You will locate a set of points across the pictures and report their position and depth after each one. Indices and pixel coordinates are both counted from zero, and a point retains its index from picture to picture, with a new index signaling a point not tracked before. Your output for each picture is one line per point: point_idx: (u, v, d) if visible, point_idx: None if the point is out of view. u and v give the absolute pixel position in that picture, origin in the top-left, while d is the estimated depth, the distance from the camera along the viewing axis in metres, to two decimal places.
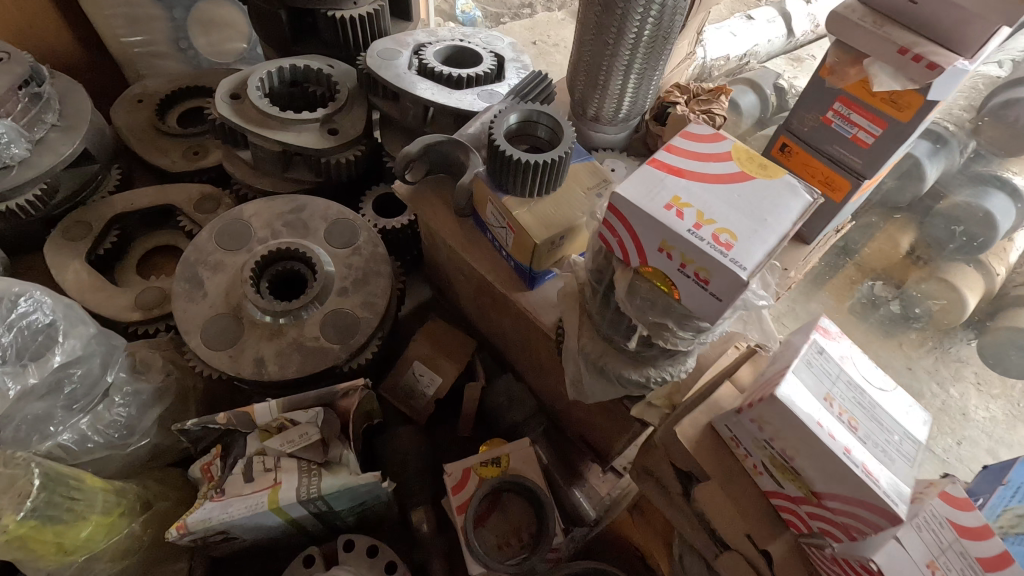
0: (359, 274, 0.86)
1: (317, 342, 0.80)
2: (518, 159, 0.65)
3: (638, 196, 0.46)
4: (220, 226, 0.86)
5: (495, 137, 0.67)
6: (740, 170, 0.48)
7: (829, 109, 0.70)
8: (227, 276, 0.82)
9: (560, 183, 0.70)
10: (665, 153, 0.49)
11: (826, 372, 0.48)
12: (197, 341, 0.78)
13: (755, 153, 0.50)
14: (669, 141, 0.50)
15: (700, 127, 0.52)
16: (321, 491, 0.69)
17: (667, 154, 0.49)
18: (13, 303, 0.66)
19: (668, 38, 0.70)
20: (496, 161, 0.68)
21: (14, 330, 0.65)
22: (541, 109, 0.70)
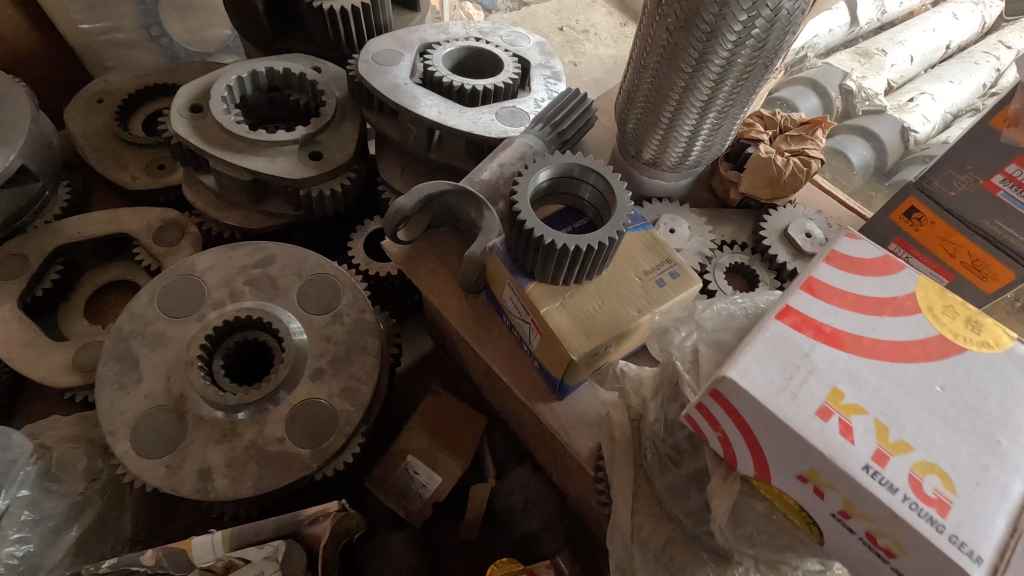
0: (340, 351, 0.68)
1: (282, 446, 0.62)
2: (551, 241, 0.46)
3: (768, 392, 0.27)
4: (166, 285, 0.68)
5: (518, 206, 0.47)
6: (931, 333, 0.30)
7: (997, 173, 0.49)
8: (170, 354, 0.64)
9: (606, 266, 0.50)
10: (804, 296, 0.30)
11: None
12: (126, 446, 0.60)
13: (945, 293, 0.31)
14: (808, 273, 0.31)
15: (848, 241, 0.33)
16: None
17: (811, 302, 0.30)
18: None
19: (770, 66, 0.49)
20: (518, 238, 0.48)
21: None
22: (584, 162, 0.50)
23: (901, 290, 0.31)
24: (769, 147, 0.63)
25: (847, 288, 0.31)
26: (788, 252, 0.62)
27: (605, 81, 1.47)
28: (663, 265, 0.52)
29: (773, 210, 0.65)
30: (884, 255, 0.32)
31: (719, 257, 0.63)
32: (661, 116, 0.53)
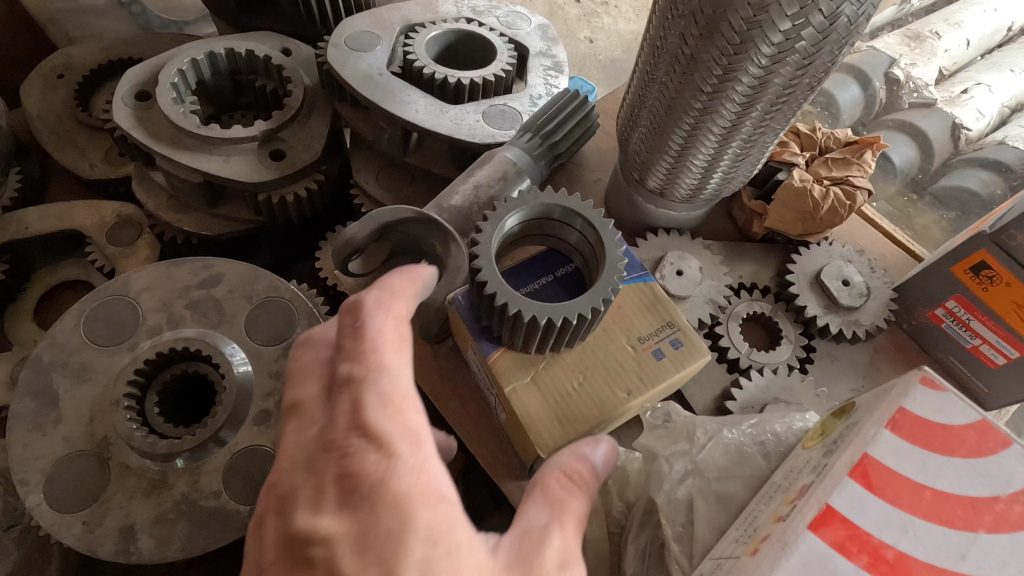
0: (290, 390, 0.59)
1: (217, 501, 0.54)
2: (518, 316, 0.37)
3: None
4: (93, 308, 0.60)
5: (478, 266, 0.38)
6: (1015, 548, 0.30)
7: None
8: (95, 391, 0.56)
9: (591, 333, 0.42)
10: (866, 485, 0.31)
11: None
12: (39, 498, 0.53)
13: None
14: (875, 457, 0.32)
15: (927, 413, 0.33)
16: None
17: (870, 497, 0.31)
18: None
19: (814, 89, 0.38)
20: (481, 303, 0.39)
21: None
22: (569, 207, 0.41)
23: (1003, 481, 0.31)
24: (805, 174, 0.52)
25: (920, 472, 0.32)
26: (818, 302, 0.52)
27: (621, 61, 1.33)
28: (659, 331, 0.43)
29: (805, 248, 0.55)
30: (970, 434, 0.32)
31: (735, 305, 0.53)
32: (672, 141, 0.43)
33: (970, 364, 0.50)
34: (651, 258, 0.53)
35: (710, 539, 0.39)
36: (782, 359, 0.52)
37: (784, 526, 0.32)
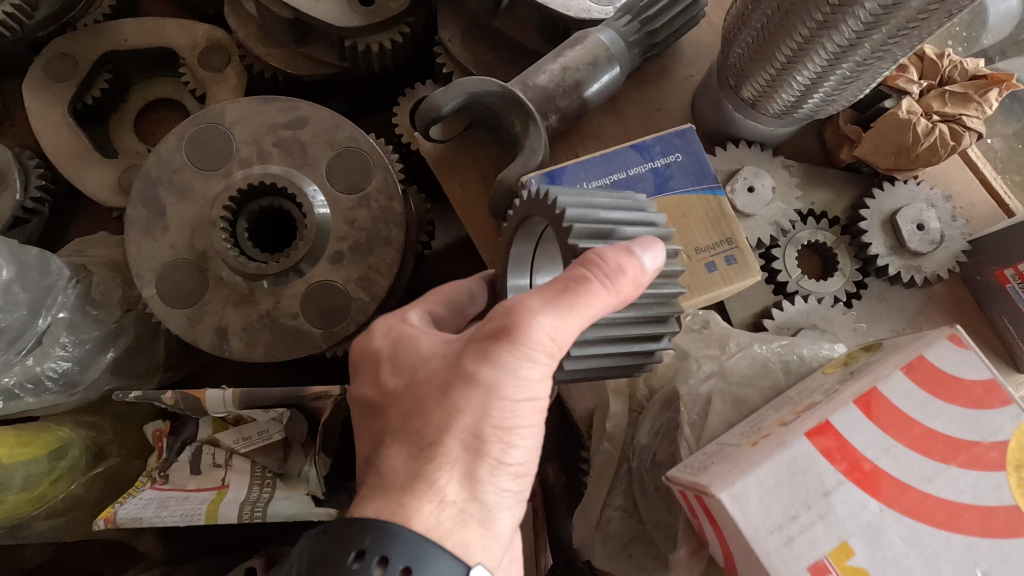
0: (361, 237, 0.65)
1: (294, 321, 0.63)
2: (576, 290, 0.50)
3: (762, 521, 0.33)
4: (192, 132, 0.65)
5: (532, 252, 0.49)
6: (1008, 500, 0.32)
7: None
8: (195, 210, 0.63)
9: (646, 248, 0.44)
10: (856, 410, 0.35)
11: None
12: (153, 292, 0.63)
13: None
14: (874, 391, 0.35)
15: (940, 359, 0.36)
16: (267, 513, 0.57)
17: (859, 421, 0.34)
18: None
19: (951, 17, 0.36)
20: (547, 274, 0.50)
21: None
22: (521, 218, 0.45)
23: (994, 430, 0.34)
24: (914, 105, 0.48)
25: (930, 414, 0.34)
26: (885, 243, 0.52)
27: None
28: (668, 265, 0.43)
29: (889, 183, 0.53)
30: (984, 377, 0.35)
31: (799, 232, 0.54)
32: (780, 51, 0.42)
33: (1021, 327, 0.50)
34: (726, 169, 0.53)
35: (719, 429, 0.45)
36: (831, 291, 0.53)
37: (782, 432, 0.36)
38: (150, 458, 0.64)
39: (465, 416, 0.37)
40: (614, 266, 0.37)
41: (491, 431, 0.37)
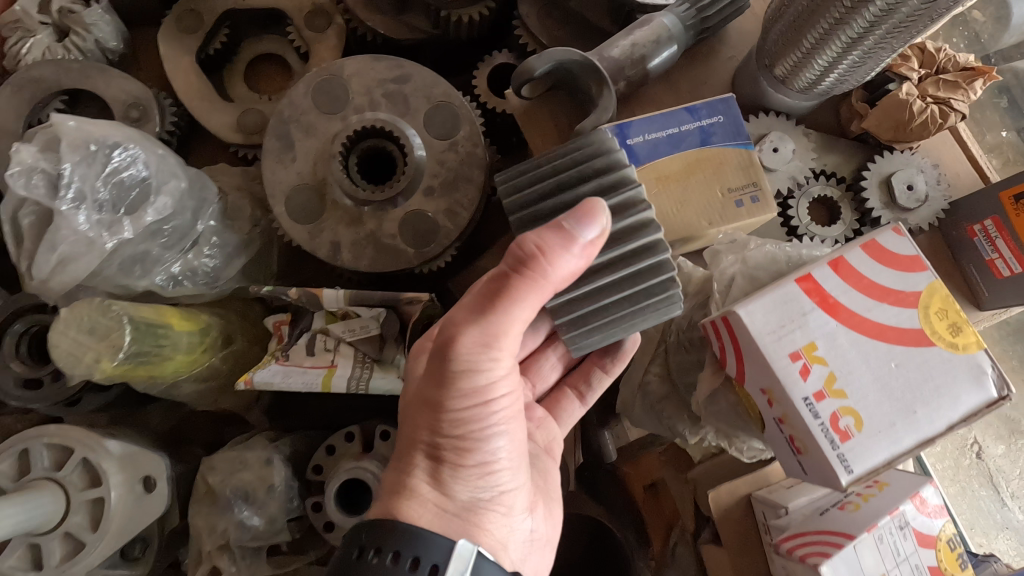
0: (449, 176, 0.79)
1: (393, 241, 0.78)
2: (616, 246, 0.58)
3: (762, 330, 0.46)
4: (317, 81, 0.79)
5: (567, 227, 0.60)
6: (921, 328, 0.46)
7: (980, 223, 0.61)
8: (318, 145, 0.78)
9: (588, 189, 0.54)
10: (826, 272, 0.47)
11: (898, 550, 0.53)
12: (281, 209, 0.78)
13: (944, 296, 0.46)
14: (842, 257, 0.47)
15: (888, 239, 0.48)
16: (369, 386, 0.75)
17: (828, 275, 0.47)
18: (112, 159, 0.65)
19: (933, 20, 0.49)
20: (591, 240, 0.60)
21: (111, 184, 0.65)
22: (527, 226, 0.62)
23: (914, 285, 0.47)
24: (913, 89, 0.61)
25: (877, 273, 0.47)
26: (880, 200, 0.65)
27: None
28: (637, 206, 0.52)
29: (888, 152, 0.66)
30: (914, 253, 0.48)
31: (810, 187, 0.66)
32: (806, 39, 0.55)
33: (980, 273, 0.63)
34: (757, 133, 0.65)
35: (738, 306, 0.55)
36: (833, 236, 0.66)
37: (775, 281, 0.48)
38: (270, 343, 0.80)
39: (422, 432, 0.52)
40: (532, 253, 0.47)
41: (441, 444, 0.52)
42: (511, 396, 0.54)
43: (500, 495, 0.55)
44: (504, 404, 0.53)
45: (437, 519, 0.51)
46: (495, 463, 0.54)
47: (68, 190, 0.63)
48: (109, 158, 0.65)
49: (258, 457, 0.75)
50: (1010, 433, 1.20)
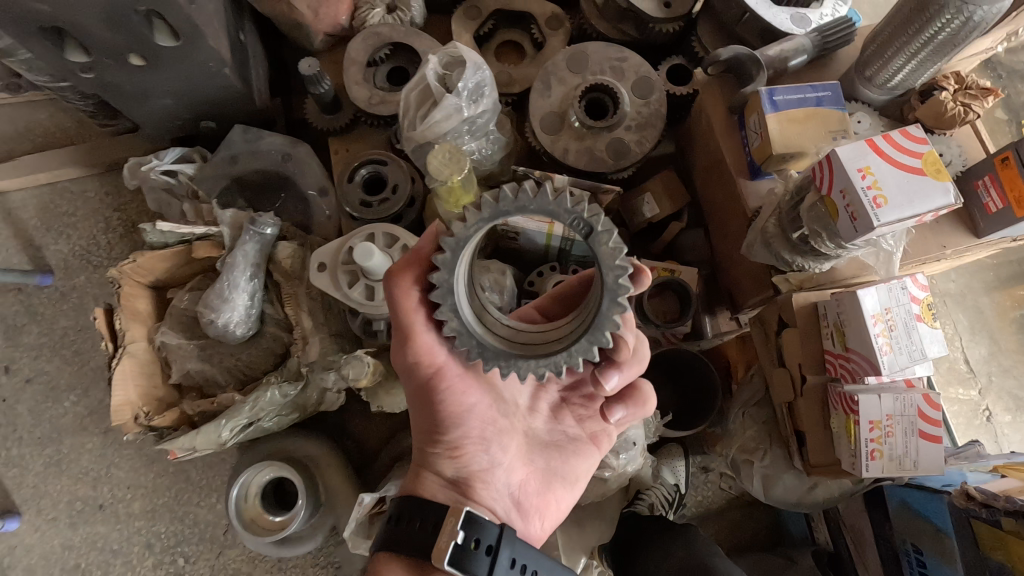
0: (643, 121, 1.25)
1: (601, 154, 1.25)
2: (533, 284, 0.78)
3: (843, 156, 0.79)
4: (569, 53, 1.28)
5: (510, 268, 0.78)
6: (921, 168, 0.78)
7: (981, 179, 1.01)
8: (565, 90, 1.27)
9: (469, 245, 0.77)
10: (880, 138, 0.80)
11: (897, 297, 0.83)
12: (537, 124, 1.26)
13: (939, 161, 0.78)
14: (889, 132, 0.81)
15: (916, 131, 0.81)
16: (576, 238, 1.19)
17: (880, 137, 0.80)
18: (478, 70, 1.15)
19: (955, 47, 0.92)
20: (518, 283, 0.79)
21: (474, 83, 1.14)
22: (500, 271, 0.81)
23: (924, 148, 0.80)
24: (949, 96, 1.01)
25: (911, 141, 0.80)
26: None
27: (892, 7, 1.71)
28: (446, 282, 0.77)
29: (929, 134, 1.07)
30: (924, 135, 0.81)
31: None
32: (884, 54, 0.99)
33: (979, 211, 1.02)
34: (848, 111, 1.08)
35: None
36: None
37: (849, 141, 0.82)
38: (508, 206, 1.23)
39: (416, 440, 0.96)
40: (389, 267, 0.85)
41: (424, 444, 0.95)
42: (456, 390, 0.90)
43: (476, 465, 0.94)
44: (453, 407, 0.91)
45: (439, 488, 0.93)
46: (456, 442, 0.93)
47: (461, 81, 1.13)
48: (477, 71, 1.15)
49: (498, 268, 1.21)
50: (1016, 408, 1.54)
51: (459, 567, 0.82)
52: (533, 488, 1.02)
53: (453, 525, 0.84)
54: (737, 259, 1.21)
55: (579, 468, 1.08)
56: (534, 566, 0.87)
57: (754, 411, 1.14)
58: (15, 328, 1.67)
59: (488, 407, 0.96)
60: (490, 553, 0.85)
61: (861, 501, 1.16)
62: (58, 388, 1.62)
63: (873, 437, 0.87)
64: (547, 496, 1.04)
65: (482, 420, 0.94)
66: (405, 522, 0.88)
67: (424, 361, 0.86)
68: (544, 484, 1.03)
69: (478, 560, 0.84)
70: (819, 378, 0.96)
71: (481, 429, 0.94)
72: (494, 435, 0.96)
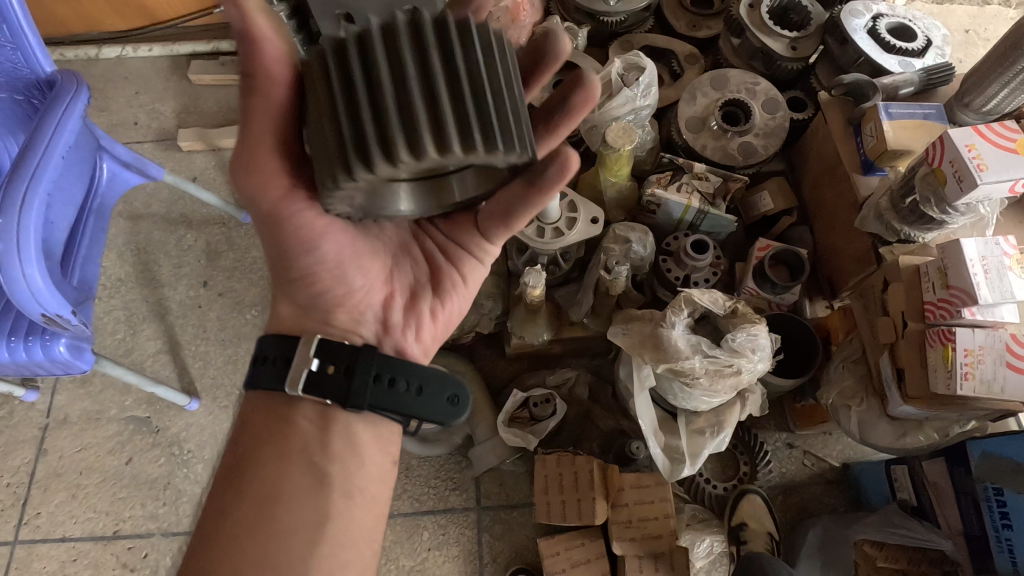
0: (768, 131, 1.57)
1: (732, 152, 1.56)
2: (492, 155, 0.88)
3: (953, 135, 1.07)
4: (713, 75, 1.62)
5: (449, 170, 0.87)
6: (1015, 147, 1.05)
7: None
8: (708, 102, 1.60)
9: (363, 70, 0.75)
10: (982, 126, 1.08)
11: (991, 250, 1.08)
12: (682, 125, 1.59)
13: None
14: (989, 123, 1.08)
15: (1011, 124, 1.08)
16: (709, 211, 1.49)
17: (983, 125, 1.08)
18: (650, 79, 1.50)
19: None
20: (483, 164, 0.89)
21: (646, 87, 1.49)
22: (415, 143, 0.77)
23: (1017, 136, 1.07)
24: None
25: (1006, 130, 1.07)
26: None
27: None
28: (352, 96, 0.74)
29: None
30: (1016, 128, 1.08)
31: None
32: (982, 83, 1.28)
33: None
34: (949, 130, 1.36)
35: None
36: None
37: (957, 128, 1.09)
38: (651, 183, 1.53)
39: (284, 270, 0.96)
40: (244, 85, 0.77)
41: (291, 272, 0.96)
42: (308, 213, 0.88)
43: (339, 290, 0.98)
44: (306, 228, 0.89)
45: (297, 318, 1.00)
46: (321, 269, 0.95)
47: (639, 84, 1.48)
48: (650, 79, 1.50)
49: (643, 228, 1.49)
50: None
51: (316, 389, 0.92)
52: (396, 308, 1.04)
53: (309, 352, 0.93)
54: (842, 245, 1.47)
55: (456, 295, 1.10)
56: (404, 379, 0.94)
57: (852, 365, 1.35)
58: (215, 252, 2.03)
59: (352, 237, 0.95)
60: (345, 374, 0.93)
61: (942, 461, 1.32)
62: (244, 303, 1.95)
63: (967, 362, 1.08)
64: (413, 318, 1.05)
65: (340, 241, 0.93)
66: (270, 359, 0.95)
67: (270, 185, 0.83)
68: (417, 310, 1.05)
69: (339, 383, 0.92)
70: (920, 325, 1.18)
71: (342, 254, 0.95)
72: (350, 258, 0.96)
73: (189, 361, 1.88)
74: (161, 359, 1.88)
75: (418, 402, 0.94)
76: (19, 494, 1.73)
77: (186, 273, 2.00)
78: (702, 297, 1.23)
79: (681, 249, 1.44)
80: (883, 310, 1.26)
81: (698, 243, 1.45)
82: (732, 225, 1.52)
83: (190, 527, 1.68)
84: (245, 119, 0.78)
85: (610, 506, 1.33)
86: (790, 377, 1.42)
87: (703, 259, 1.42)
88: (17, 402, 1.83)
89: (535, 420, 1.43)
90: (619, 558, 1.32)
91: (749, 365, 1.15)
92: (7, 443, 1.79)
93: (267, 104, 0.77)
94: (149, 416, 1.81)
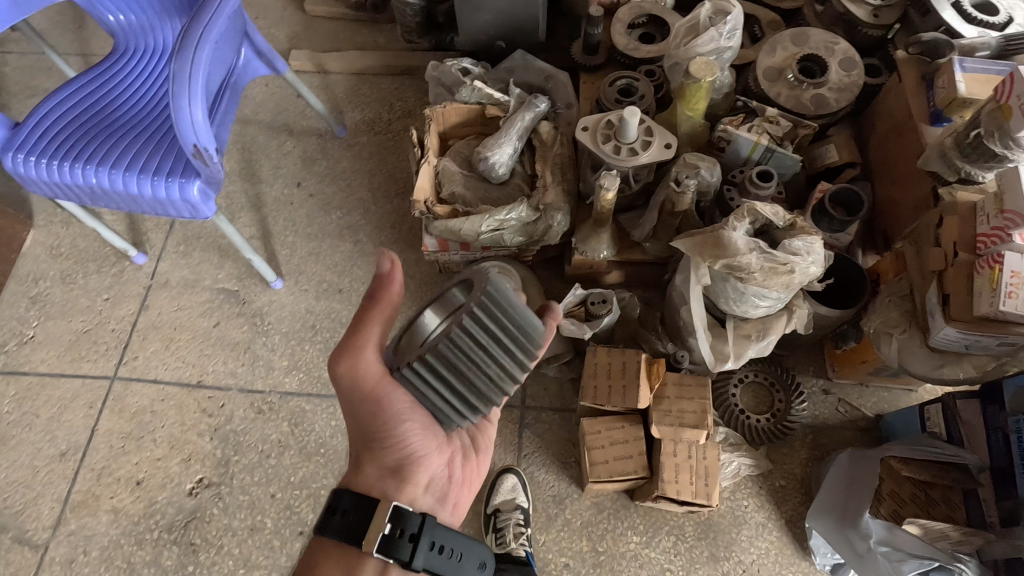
0: (841, 86, 1.67)
1: (804, 102, 1.67)
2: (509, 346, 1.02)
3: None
4: (795, 32, 1.74)
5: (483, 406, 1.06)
6: None
7: None
8: (787, 55, 1.72)
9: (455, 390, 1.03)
10: None
11: None
12: (759, 74, 1.71)
13: None
14: None
15: None
16: (776, 149, 1.59)
17: None
18: (735, 23, 1.62)
19: None
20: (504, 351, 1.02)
21: (730, 30, 1.61)
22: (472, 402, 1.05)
23: None
24: None
25: None
26: None
27: None
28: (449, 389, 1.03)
29: None
30: None
31: None
32: None
33: None
34: None
35: None
36: None
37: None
38: (723, 122, 1.66)
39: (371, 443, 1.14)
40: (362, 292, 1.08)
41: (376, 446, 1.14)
42: (394, 396, 1.09)
43: (413, 455, 1.15)
44: (394, 407, 1.10)
45: (382, 477, 1.13)
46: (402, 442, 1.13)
47: (725, 26, 1.60)
48: (735, 22, 1.62)
49: (712, 160, 1.61)
50: None
51: (387, 549, 1.03)
52: (452, 467, 1.24)
53: (383, 520, 1.04)
54: (902, 195, 1.55)
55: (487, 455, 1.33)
56: (453, 546, 1.09)
57: (898, 298, 1.43)
58: (310, 159, 2.24)
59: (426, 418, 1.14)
60: (412, 540, 1.05)
61: (977, 402, 1.36)
62: (331, 205, 2.15)
63: (1012, 282, 1.16)
64: (467, 475, 1.28)
65: (416, 424, 1.12)
66: (348, 520, 1.05)
67: (370, 368, 1.08)
68: (469, 466, 1.29)
69: (403, 548, 1.04)
70: (970, 255, 1.26)
71: (419, 430, 1.13)
72: (428, 433, 1.14)
73: (277, 249, 2.08)
74: (254, 243, 2.09)
75: (461, 567, 1.09)
76: (121, 339, 1.95)
77: (283, 174, 2.22)
78: (764, 208, 1.33)
79: (747, 178, 1.55)
80: (936, 243, 1.35)
81: (764, 173, 1.56)
82: (797, 167, 1.62)
83: (264, 387, 1.86)
84: (358, 327, 1.08)
85: (653, 395, 1.44)
86: (837, 308, 1.52)
87: (767, 188, 1.53)
88: (128, 263, 2.06)
89: (592, 316, 1.55)
90: (656, 441, 1.44)
91: (803, 265, 1.25)
92: (116, 295, 2.01)
93: (376, 311, 1.07)
94: (238, 289, 2.01)
